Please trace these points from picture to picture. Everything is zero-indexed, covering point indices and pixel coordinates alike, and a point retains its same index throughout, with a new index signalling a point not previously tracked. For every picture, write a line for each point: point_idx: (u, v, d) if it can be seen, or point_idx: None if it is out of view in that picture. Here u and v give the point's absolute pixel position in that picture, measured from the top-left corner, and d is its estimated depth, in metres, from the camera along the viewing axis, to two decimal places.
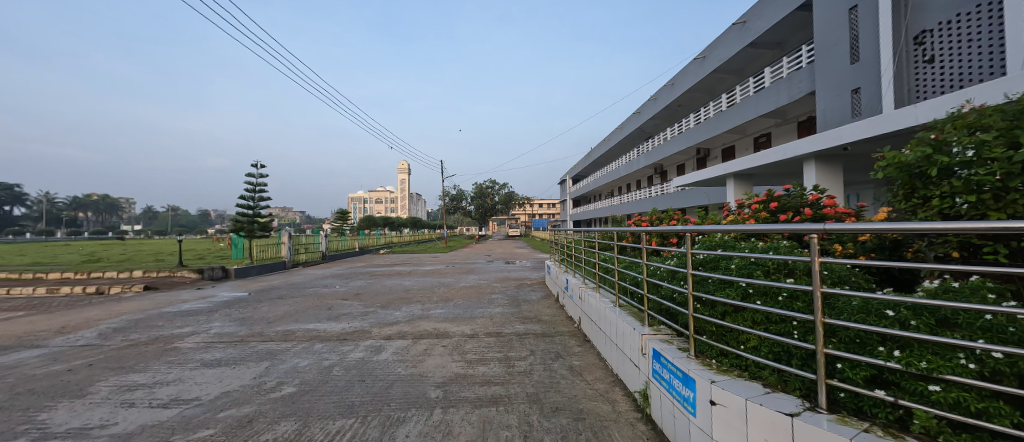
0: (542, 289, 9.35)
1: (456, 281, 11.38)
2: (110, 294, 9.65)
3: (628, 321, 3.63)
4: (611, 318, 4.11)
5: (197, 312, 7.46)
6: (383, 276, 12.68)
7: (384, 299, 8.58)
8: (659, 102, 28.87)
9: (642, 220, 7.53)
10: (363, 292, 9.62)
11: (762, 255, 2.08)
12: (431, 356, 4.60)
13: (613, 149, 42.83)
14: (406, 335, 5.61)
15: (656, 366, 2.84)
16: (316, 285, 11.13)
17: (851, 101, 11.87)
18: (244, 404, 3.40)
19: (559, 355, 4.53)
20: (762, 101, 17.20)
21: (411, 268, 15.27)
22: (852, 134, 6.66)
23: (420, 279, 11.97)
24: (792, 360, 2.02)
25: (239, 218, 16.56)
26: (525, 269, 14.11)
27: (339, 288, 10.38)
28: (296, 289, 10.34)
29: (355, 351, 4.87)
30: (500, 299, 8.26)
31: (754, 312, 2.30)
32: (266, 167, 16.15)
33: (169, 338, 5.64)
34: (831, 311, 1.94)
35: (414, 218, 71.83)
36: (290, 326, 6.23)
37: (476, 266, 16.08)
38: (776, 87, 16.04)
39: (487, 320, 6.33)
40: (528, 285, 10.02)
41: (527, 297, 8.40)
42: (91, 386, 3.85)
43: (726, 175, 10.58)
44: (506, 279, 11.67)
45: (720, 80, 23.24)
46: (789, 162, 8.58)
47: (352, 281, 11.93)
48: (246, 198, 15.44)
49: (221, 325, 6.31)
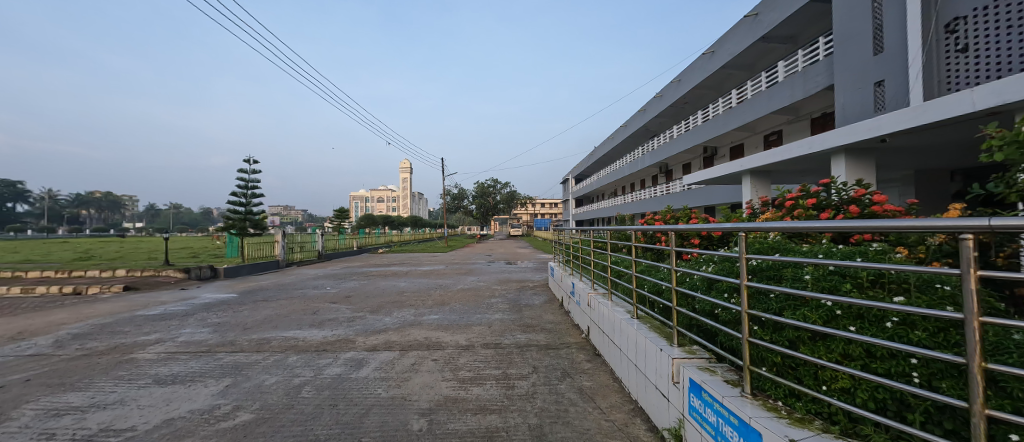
0: (545, 292, 8.73)
1: (454, 282, 10.75)
2: (86, 295, 9.09)
3: (651, 338, 3.01)
4: (628, 333, 3.49)
5: (171, 316, 6.88)
6: (378, 277, 12.07)
7: (375, 302, 7.96)
8: (664, 99, 28.17)
9: (654, 220, 6.90)
10: (354, 294, 9.02)
11: (860, 264, 1.43)
12: (419, 373, 4.00)
13: (617, 148, 42.05)
14: (394, 345, 5.01)
15: (695, 401, 2.22)
16: (306, 286, 10.53)
17: (874, 95, 11.21)
18: (185, 437, 2.79)
19: (567, 373, 3.91)
20: (775, 97, 16.50)
21: (408, 268, 14.64)
22: (891, 124, 6.00)
23: (417, 280, 11.35)
24: (910, 415, 1.40)
25: (230, 216, 15.93)
26: (527, 271, 13.49)
27: (330, 290, 9.78)
28: (283, 291, 9.74)
29: (332, 365, 4.27)
30: (500, 303, 7.64)
31: (845, 342, 1.65)
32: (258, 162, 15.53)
33: (129, 347, 5.05)
34: (978, 347, 1.31)
35: (415, 217, 71.27)
36: (266, 333, 5.63)
37: (476, 266, 15.48)
38: (790, 81, 15.32)
39: (485, 328, 5.72)
40: (530, 288, 9.39)
41: (529, 302, 7.78)
42: (14, 409, 3.26)
43: (742, 173, 9.89)
44: (507, 281, 11.05)
45: (729, 76, 22.54)
46: (813, 157, 7.91)
47: (344, 281, 11.34)
48: (238, 194, 14.94)
49: (191, 333, 5.72)
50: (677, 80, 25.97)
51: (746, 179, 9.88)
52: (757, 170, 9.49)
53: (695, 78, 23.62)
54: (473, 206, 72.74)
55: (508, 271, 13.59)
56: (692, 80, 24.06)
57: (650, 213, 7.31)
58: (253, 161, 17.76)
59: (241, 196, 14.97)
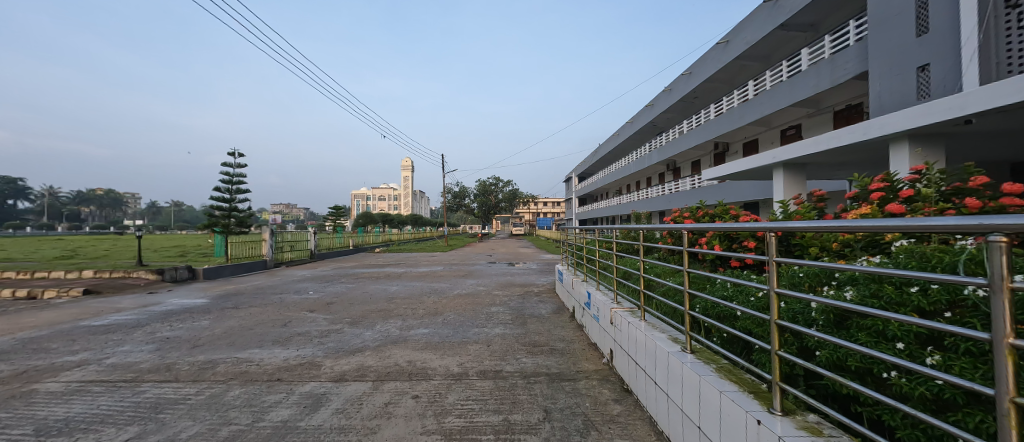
0: (552, 300, 7.73)
1: (451, 287, 9.71)
2: (39, 300, 8.11)
3: (731, 395, 1.95)
4: (683, 376, 2.43)
5: (117, 328, 5.88)
6: (369, 280, 11.08)
7: (358, 311, 6.93)
8: (674, 93, 26.98)
9: (682, 218, 5.91)
10: (337, 300, 8.00)
11: None
12: (393, 419, 2.98)
13: (622, 146, 40.94)
14: (369, 372, 4.00)
15: None
16: (286, 290, 9.51)
17: (917, 81, 10.12)
18: None
19: (591, 423, 2.89)
20: (796, 87, 15.37)
21: (403, 270, 13.59)
22: (979, 101, 4.93)
23: (410, 283, 10.31)
24: None
25: (213, 214, 14.91)
26: (531, 273, 12.44)
27: (312, 295, 8.77)
28: (260, 295, 8.73)
29: (281, 406, 3.25)
30: (502, 313, 6.62)
31: None
32: (243, 156, 14.50)
33: (39, 373, 4.05)
34: None
35: (415, 215, 70.25)
36: (216, 354, 4.61)
37: (476, 268, 14.50)
38: (815, 69, 14.18)
39: (483, 348, 4.71)
40: (534, 294, 8.38)
41: (535, 311, 6.77)
42: None
43: (773, 166, 8.82)
44: (509, 285, 10.01)
45: (743, 68, 21.42)
46: (863, 146, 6.87)
47: (331, 284, 10.35)
48: (221, 190, 13.92)
49: (125, 353, 4.70)
50: (687, 72, 24.81)
51: (778, 173, 8.81)
52: (791, 162, 8.42)
53: (707, 70, 22.41)
54: (474, 204, 71.57)
55: (510, 273, 12.54)
56: (704, 73, 22.89)
57: (678, 209, 6.29)
58: (237, 154, 16.74)
59: (224, 192, 13.97)
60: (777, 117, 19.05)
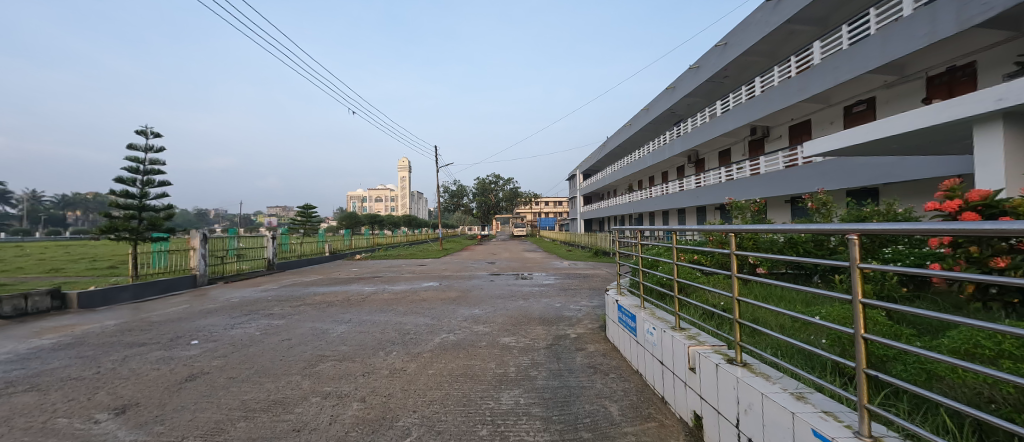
0: (613, 369, 4.03)
1: (431, 327, 5.98)
2: None
3: None
4: None
5: None
6: (311, 311, 7.33)
7: (216, 412, 3.24)
8: (701, 71, 23.09)
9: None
10: (214, 370, 4.27)
11: None
12: None
13: (634, 139, 37.28)
14: None
15: None
16: (164, 335, 5.78)
17: None
18: None
19: None
20: (891, 39, 11.62)
21: (373, 290, 9.80)
22: None
23: (370, 319, 6.56)
24: None
25: (109, 215, 11.16)
26: (552, 295, 8.68)
27: (188, 350, 5.03)
28: (93, 353, 4.94)
29: None
30: (526, 425, 2.91)
31: None
32: (152, 138, 10.86)
33: None
34: None
35: (411, 216, 66.66)
36: None
37: (473, 283, 10.82)
38: (930, 9, 10.43)
39: None
40: (572, 351, 4.68)
41: (596, 414, 3.08)
42: None
43: (976, 120, 5.18)
44: (525, 320, 6.32)
45: (792, 35, 17.75)
46: None
47: (246, 321, 6.58)
48: (123, 181, 10.34)
49: None
50: (722, 44, 20.94)
51: (989, 134, 5.17)
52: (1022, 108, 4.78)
53: (748, 38, 18.69)
54: (473, 204, 67.09)
55: (522, 294, 8.81)
56: (743, 42, 19.11)
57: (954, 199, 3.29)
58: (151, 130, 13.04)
59: (127, 185, 10.40)
60: (841, 91, 15.44)
